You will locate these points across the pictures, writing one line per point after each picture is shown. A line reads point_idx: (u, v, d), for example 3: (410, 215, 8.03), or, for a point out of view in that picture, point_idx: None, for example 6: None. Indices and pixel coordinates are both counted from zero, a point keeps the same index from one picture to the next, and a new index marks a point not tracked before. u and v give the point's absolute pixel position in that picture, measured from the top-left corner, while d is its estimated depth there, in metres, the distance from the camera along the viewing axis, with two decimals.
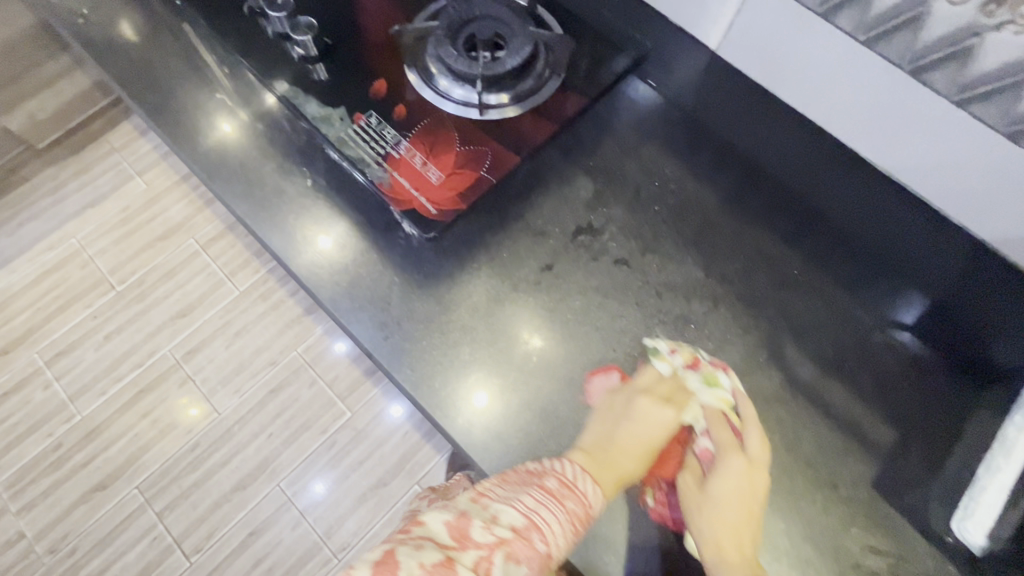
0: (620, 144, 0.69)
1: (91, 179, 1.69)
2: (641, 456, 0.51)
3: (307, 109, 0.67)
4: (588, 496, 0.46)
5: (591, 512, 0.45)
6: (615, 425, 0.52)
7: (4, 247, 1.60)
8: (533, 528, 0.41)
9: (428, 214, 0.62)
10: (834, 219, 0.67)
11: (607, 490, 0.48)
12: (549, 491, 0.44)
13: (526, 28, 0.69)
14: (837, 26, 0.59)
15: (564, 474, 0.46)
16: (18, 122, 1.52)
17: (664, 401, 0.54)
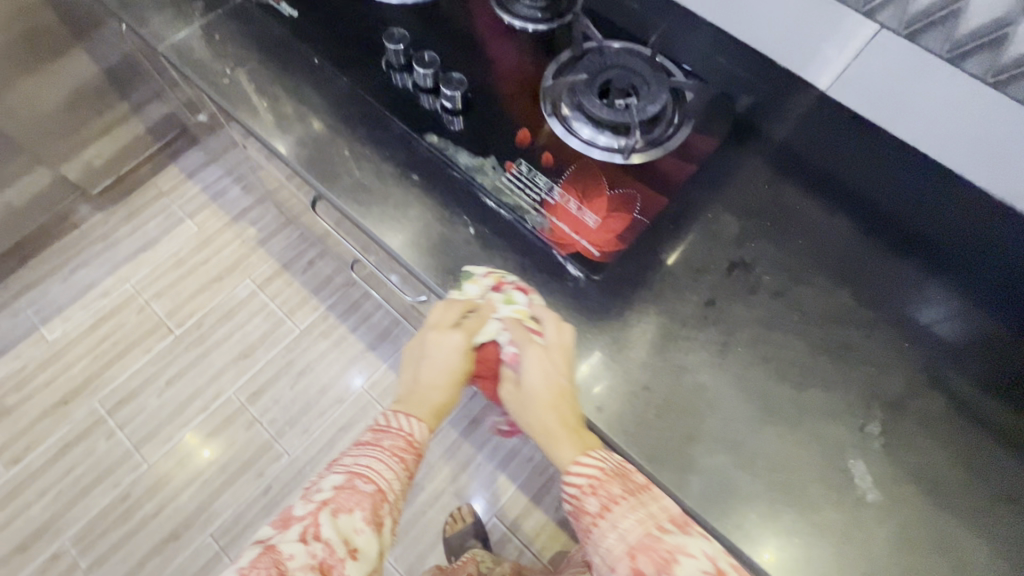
0: (753, 181, 0.73)
1: (141, 223, 1.70)
2: (449, 380, 0.60)
3: (459, 159, 0.70)
4: (403, 429, 0.57)
5: (413, 442, 0.57)
6: (425, 363, 0.61)
7: (58, 296, 1.59)
8: (355, 477, 0.52)
9: (592, 257, 0.65)
10: (908, 223, 0.73)
11: (428, 421, 0.59)
12: (364, 443, 0.56)
13: (660, 75, 0.73)
14: (964, 71, 0.64)
15: (386, 424, 0.58)
16: (75, 170, 1.52)
17: (450, 326, 0.61)
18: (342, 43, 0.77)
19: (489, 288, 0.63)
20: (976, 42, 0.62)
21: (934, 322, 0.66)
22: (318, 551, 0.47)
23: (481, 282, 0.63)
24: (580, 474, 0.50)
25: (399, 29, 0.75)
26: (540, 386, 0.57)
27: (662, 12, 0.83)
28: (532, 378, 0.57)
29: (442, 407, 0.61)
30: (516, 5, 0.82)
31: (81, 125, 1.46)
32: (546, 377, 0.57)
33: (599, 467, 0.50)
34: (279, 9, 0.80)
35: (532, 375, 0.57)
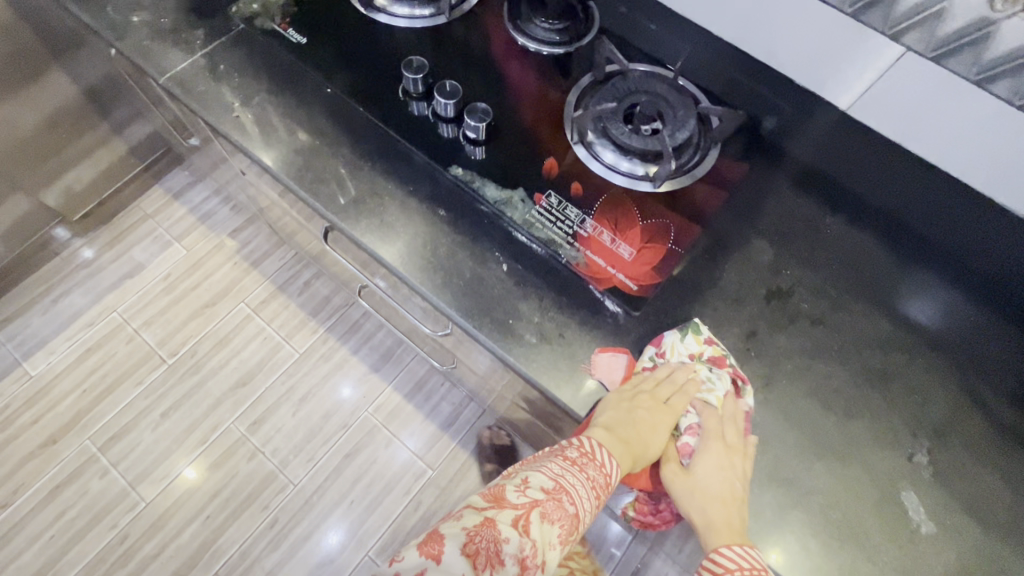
0: (781, 203, 0.72)
1: (125, 248, 1.62)
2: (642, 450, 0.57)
3: (486, 193, 0.68)
4: (606, 468, 0.55)
5: (608, 481, 0.55)
6: (631, 417, 0.57)
7: (40, 328, 1.51)
8: (561, 491, 0.53)
9: (631, 291, 0.64)
10: (910, 222, 0.74)
11: (623, 467, 0.56)
12: (572, 462, 0.55)
13: (686, 100, 0.72)
14: (992, 93, 0.61)
15: (591, 453, 0.55)
16: (54, 196, 1.45)
17: (664, 403, 0.59)
18: (355, 68, 0.74)
19: (695, 355, 0.61)
20: (1006, 64, 0.59)
21: (925, 317, 0.67)
22: (526, 546, 0.50)
23: (660, 348, 0.61)
24: (721, 562, 0.53)
25: (418, 58, 0.71)
26: (718, 481, 0.55)
27: (680, 32, 0.82)
28: (708, 472, 0.56)
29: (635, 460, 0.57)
30: (532, 25, 0.79)
31: (61, 150, 1.39)
32: (726, 466, 0.55)
33: (748, 563, 0.52)
34: (287, 35, 0.76)
35: (712, 469, 0.55)
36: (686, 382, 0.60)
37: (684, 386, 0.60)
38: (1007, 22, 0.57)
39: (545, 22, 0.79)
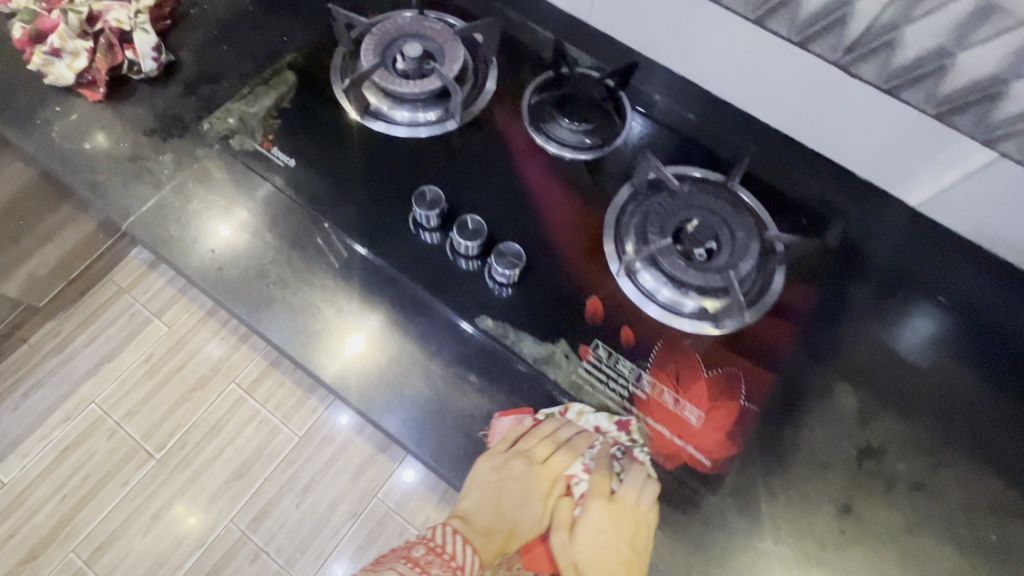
0: (852, 329, 0.62)
1: (100, 329, 1.49)
2: (510, 529, 0.57)
3: (523, 348, 0.58)
4: (455, 559, 0.54)
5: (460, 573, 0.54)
6: (496, 488, 0.56)
7: (10, 427, 1.38)
8: None
9: (703, 467, 0.54)
10: (992, 329, 0.64)
11: (485, 556, 0.56)
12: (414, 563, 0.54)
13: (745, 219, 0.62)
14: (954, 128, 0.58)
15: (440, 546, 0.55)
16: (15, 285, 1.31)
17: (539, 463, 0.57)
18: (353, 197, 0.64)
19: (603, 430, 0.56)
20: (964, 98, 0.56)
21: (919, 337, 0.63)
22: None
23: (564, 408, 0.57)
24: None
25: (433, 188, 0.59)
26: (601, 546, 0.53)
27: (721, 122, 0.72)
28: (591, 537, 0.54)
29: (503, 540, 0.56)
30: (556, 124, 0.68)
31: (20, 238, 1.25)
32: (612, 533, 0.52)
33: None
34: (270, 156, 0.65)
35: (593, 533, 0.54)
36: (575, 439, 0.57)
37: (570, 442, 0.57)
38: (963, 55, 0.53)
39: (571, 123, 0.68)
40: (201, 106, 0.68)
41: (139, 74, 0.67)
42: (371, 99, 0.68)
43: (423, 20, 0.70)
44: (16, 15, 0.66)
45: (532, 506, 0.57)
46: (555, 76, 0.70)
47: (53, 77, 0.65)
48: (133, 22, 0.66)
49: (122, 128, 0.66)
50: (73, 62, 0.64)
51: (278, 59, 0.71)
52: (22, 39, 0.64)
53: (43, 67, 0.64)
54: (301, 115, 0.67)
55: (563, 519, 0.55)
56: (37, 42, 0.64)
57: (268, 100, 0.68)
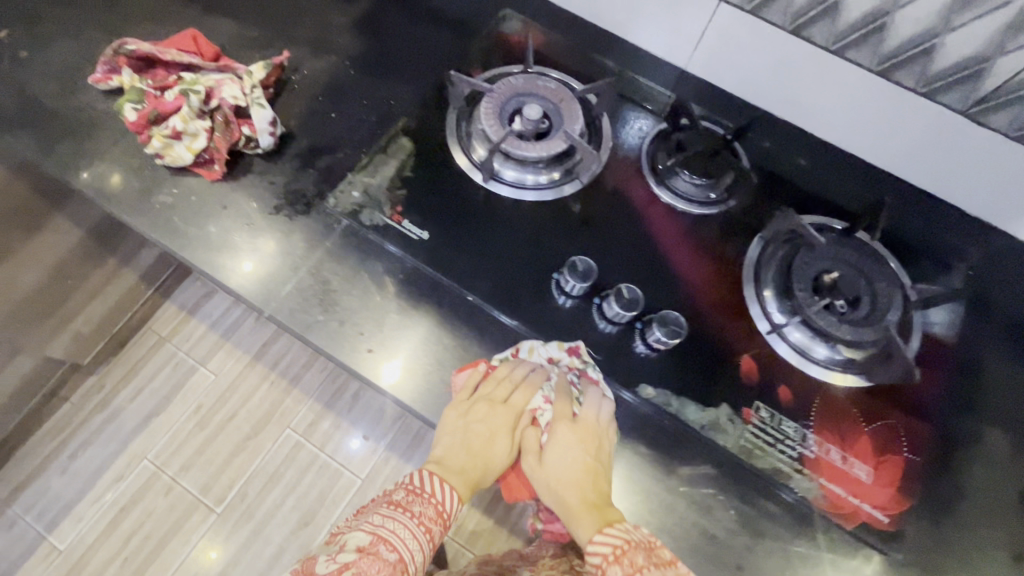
0: (971, 364, 0.64)
1: (144, 381, 1.45)
2: (484, 465, 0.58)
3: (689, 415, 0.58)
4: (435, 497, 0.56)
5: (442, 509, 0.56)
6: (462, 429, 0.58)
7: (61, 491, 1.33)
8: (377, 543, 0.52)
9: (882, 524, 0.55)
10: None
11: (463, 493, 0.57)
12: (396, 505, 0.56)
13: (883, 270, 0.64)
14: (967, 116, 0.62)
15: (418, 487, 0.56)
16: (62, 345, 1.26)
17: (502, 403, 0.59)
18: (490, 267, 0.63)
19: (554, 359, 0.59)
20: (974, 89, 0.60)
21: (970, 334, 0.65)
22: None
23: (515, 349, 0.61)
24: (598, 551, 0.50)
25: (583, 258, 0.60)
26: (569, 463, 0.55)
27: (831, 166, 0.73)
28: (559, 453, 0.57)
29: (480, 476, 0.58)
30: (676, 177, 0.68)
31: (67, 297, 1.20)
32: (576, 448, 0.55)
33: (623, 540, 0.50)
34: (402, 229, 0.63)
35: (561, 452, 0.56)
36: (531, 375, 0.60)
37: (527, 379, 0.60)
38: (969, 49, 0.58)
39: (691, 176, 0.68)
40: (321, 179, 0.66)
41: (256, 149, 0.65)
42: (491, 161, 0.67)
43: (536, 79, 0.70)
44: (126, 94, 0.64)
45: (501, 442, 0.59)
46: (670, 129, 0.71)
47: (171, 159, 0.62)
48: (249, 96, 0.64)
49: (244, 207, 0.64)
50: (193, 143, 0.62)
51: (390, 125, 0.69)
52: (139, 122, 0.62)
53: (162, 149, 0.62)
54: (424, 183, 0.66)
55: (529, 443, 0.59)
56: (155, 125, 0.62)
57: (389, 169, 0.67)
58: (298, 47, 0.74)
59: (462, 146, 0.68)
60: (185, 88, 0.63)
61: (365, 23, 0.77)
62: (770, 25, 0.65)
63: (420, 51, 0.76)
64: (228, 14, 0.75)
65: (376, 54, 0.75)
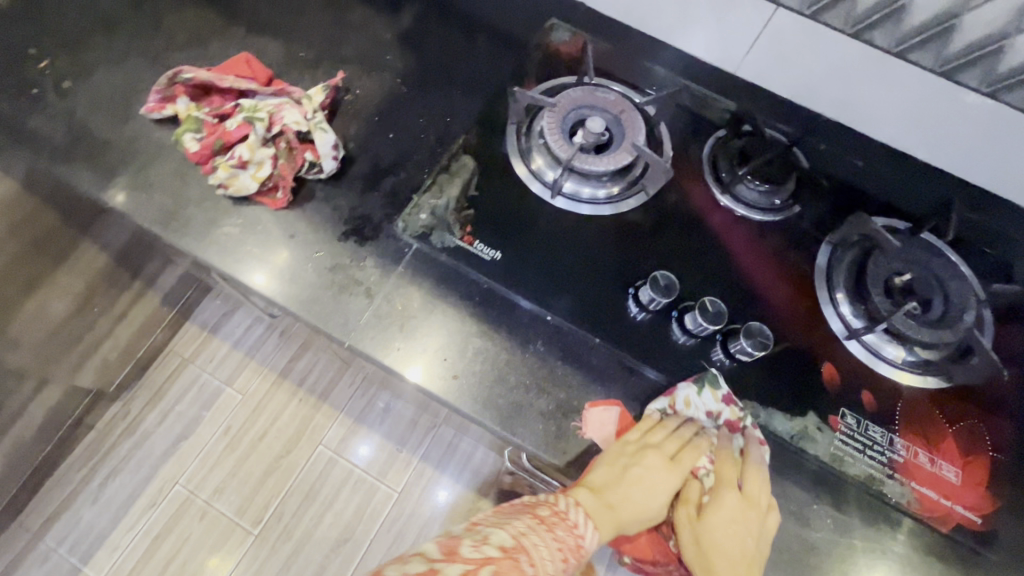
0: None
1: (170, 404, 1.42)
2: (641, 518, 0.56)
3: (776, 425, 0.58)
4: (579, 529, 0.50)
5: (581, 543, 0.50)
6: (621, 472, 0.55)
7: (93, 521, 1.31)
8: (521, 549, 0.46)
9: (974, 524, 0.55)
10: None
11: (607, 533, 0.52)
12: (543, 520, 0.50)
13: (952, 269, 0.64)
14: (1005, 103, 0.63)
15: (563, 511, 0.51)
16: (88, 374, 1.24)
17: (671, 458, 0.57)
18: (569, 287, 0.62)
19: (713, 413, 0.58)
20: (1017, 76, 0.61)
21: None
22: None
23: (672, 399, 0.58)
24: None
25: (664, 273, 0.59)
26: (733, 539, 0.52)
27: (888, 166, 0.73)
28: (720, 529, 0.54)
29: (620, 515, 0.54)
30: (741, 185, 0.67)
31: (94, 325, 1.18)
32: (744, 522, 0.52)
33: None
34: (475, 251, 0.63)
35: (724, 526, 0.53)
36: (695, 434, 0.59)
37: (692, 437, 0.59)
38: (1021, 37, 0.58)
39: (756, 183, 0.67)
40: (386, 202, 0.65)
41: (319, 175, 0.64)
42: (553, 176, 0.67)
43: (594, 91, 0.69)
44: (184, 124, 0.62)
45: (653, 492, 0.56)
46: (729, 137, 0.71)
47: (235, 188, 0.61)
48: (311, 121, 0.63)
49: (311, 234, 0.62)
50: (258, 171, 0.61)
51: (450, 143, 0.68)
52: (202, 152, 0.61)
53: (227, 180, 0.60)
54: (491, 202, 0.65)
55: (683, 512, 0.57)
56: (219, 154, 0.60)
57: (455, 189, 0.65)
58: (347, 65, 0.73)
59: (525, 163, 0.67)
60: (246, 116, 0.62)
61: (412, 37, 0.75)
62: (831, 29, 0.65)
63: (470, 64, 0.74)
64: (273, 33, 0.74)
65: (427, 69, 0.73)
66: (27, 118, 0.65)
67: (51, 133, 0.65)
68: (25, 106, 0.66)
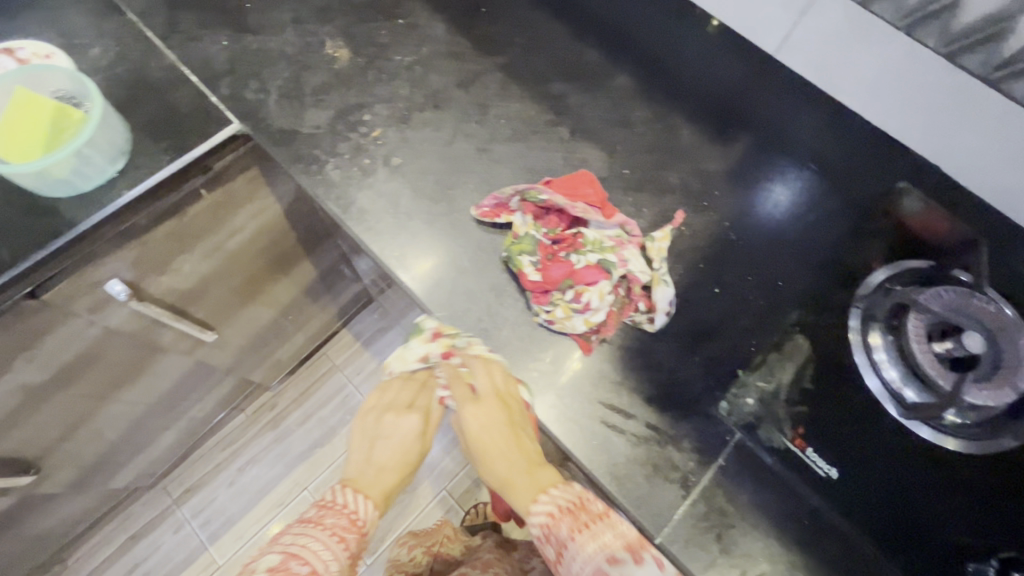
0: None
1: (313, 407, 1.45)
2: (398, 460, 0.69)
3: None
4: (350, 507, 0.65)
5: (355, 518, 0.65)
6: (366, 441, 0.70)
7: (226, 504, 1.36)
8: (291, 556, 0.58)
9: None
10: None
11: (375, 501, 0.67)
12: (309, 523, 0.63)
13: None
14: None
15: (331, 502, 0.65)
16: (261, 369, 1.28)
17: (409, 409, 0.69)
18: (905, 533, 0.53)
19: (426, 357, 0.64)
20: None
21: None
22: None
23: (433, 330, 0.61)
24: (536, 516, 0.54)
25: None
26: (490, 437, 0.59)
27: None
28: (476, 433, 0.60)
29: (392, 483, 0.69)
30: None
31: (281, 331, 1.21)
32: (494, 425, 0.59)
33: (552, 506, 0.54)
34: (807, 460, 0.55)
35: (481, 429, 0.59)
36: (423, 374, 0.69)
37: (427, 378, 0.69)
38: None
39: None
40: (706, 371, 0.58)
41: (647, 328, 0.58)
42: (892, 375, 0.57)
43: (971, 296, 0.58)
44: (525, 245, 0.58)
45: (381, 448, 0.69)
46: None
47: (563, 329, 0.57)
48: (654, 270, 0.59)
49: (627, 392, 0.57)
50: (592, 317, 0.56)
51: (781, 315, 0.61)
52: (541, 286, 0.57)
53: (560, 318, 0.56)
54: (831, 404, 0.57)
55: (461, 433, 0.64)
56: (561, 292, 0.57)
57: (787, 375, 0.58)
58: (671, 194, 0.67)
59: (863, 349, 0.59)
60: (599, 257, 0.58)
61: (739, 176, 0.69)
62: None
63: (800, 221, 0.67)
64: (598, 140, 0.69)
65: (754, 216, 0.67)
66: (356, 192, 0.65)
67: (378, 212, 0.64)
68: (357, 179, 0.65)
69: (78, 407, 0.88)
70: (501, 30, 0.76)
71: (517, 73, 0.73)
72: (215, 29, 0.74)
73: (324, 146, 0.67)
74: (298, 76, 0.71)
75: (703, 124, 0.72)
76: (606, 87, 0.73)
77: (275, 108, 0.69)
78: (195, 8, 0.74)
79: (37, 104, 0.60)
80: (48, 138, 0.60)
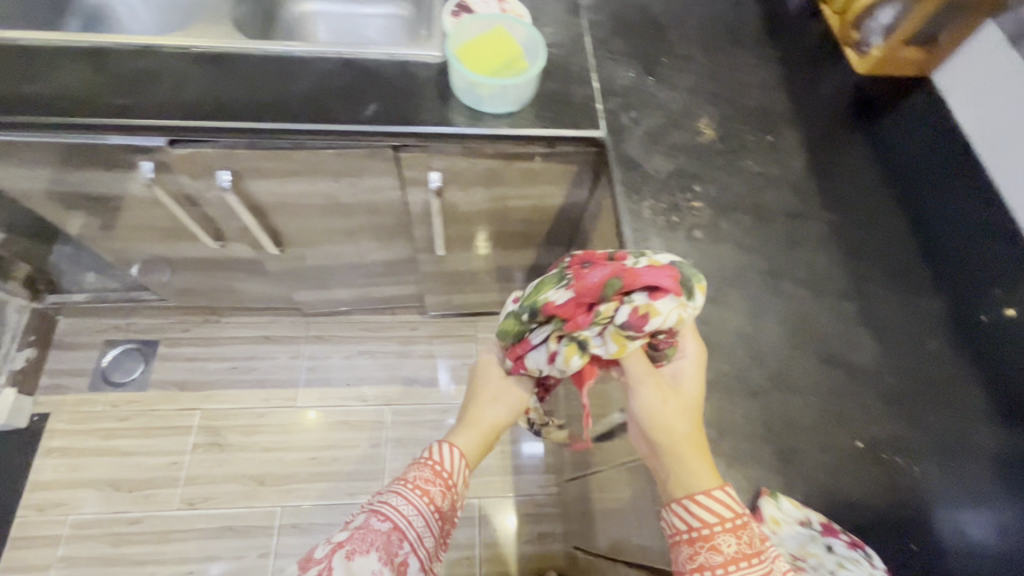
0: None
1: (439, 352, 1.59)
2: (496, 414, 0.70)
3: None
4: (445, 468, 0.65)
5: (450, 480, 0.65)
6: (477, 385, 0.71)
7: (335, 369, 1.56)
8: (369, 518, 0.61)
9: None
10: None
11: (473, 451, 0.68)
12: (397, 482, 0.65)
13: None
14: None
15: (421, 458, 0.66)
16: (435, 297, 1.45)
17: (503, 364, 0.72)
18: None
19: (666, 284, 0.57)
20: None
21: None
22: None
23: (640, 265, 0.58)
24: (710, 505, 0.52)
25: None
26: (690, 391, 0.59)
27: None
28: (685, 382, 0.59)
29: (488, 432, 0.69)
30: None
31: (473, 283, 1.37)
32: (693, 392, 0.59)
33: (734, 510, 0.52)
34: None
35: (687, 383, 0.59)
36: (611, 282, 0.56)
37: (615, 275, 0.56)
38: None
39: None
40: None
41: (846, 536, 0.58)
42: None
43: None
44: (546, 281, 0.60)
45: (493, 408, 0.70)
46: None
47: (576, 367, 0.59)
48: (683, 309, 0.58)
49: None
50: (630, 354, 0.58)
51: None
52: (578, 302, 0.57)
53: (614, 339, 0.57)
54: None
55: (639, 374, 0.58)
56: (609, 291, 0.55)
57: None
58: (920, 432, 0.63)
59: None
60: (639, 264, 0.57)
61: (1004, 471, 0.61)
62: None
63: None
64: (877, 337, 0.68)
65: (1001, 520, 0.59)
66: (652, 234, 0.72)
67: None
68: (659, 225, 0.73)
69: (336, 234, 1.10)
70: (850, 196, 0.79)
71: (840, 239, 0.75)
72: (630, 60, 0.88)
73: (652, 188, 0.76)
74: (666, 127, 0.82)
75: (1000, 398, 0.65)
76: (917, 302, 0.72)
77: (635, 138, 0.80)
78: (627, 40, 0.90)
79: (501, 41, 0.80)
80: (497, 68, 0.78)
